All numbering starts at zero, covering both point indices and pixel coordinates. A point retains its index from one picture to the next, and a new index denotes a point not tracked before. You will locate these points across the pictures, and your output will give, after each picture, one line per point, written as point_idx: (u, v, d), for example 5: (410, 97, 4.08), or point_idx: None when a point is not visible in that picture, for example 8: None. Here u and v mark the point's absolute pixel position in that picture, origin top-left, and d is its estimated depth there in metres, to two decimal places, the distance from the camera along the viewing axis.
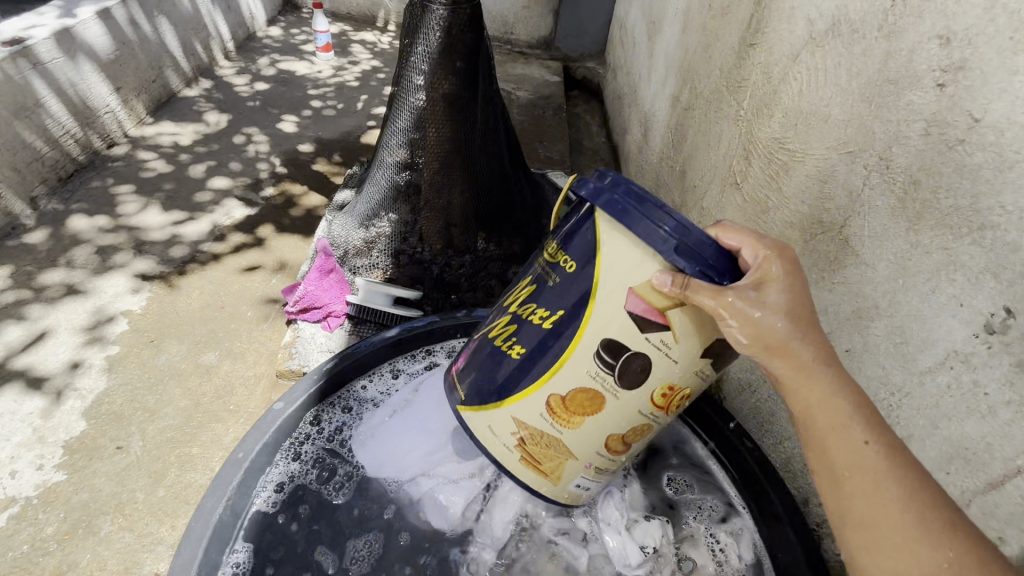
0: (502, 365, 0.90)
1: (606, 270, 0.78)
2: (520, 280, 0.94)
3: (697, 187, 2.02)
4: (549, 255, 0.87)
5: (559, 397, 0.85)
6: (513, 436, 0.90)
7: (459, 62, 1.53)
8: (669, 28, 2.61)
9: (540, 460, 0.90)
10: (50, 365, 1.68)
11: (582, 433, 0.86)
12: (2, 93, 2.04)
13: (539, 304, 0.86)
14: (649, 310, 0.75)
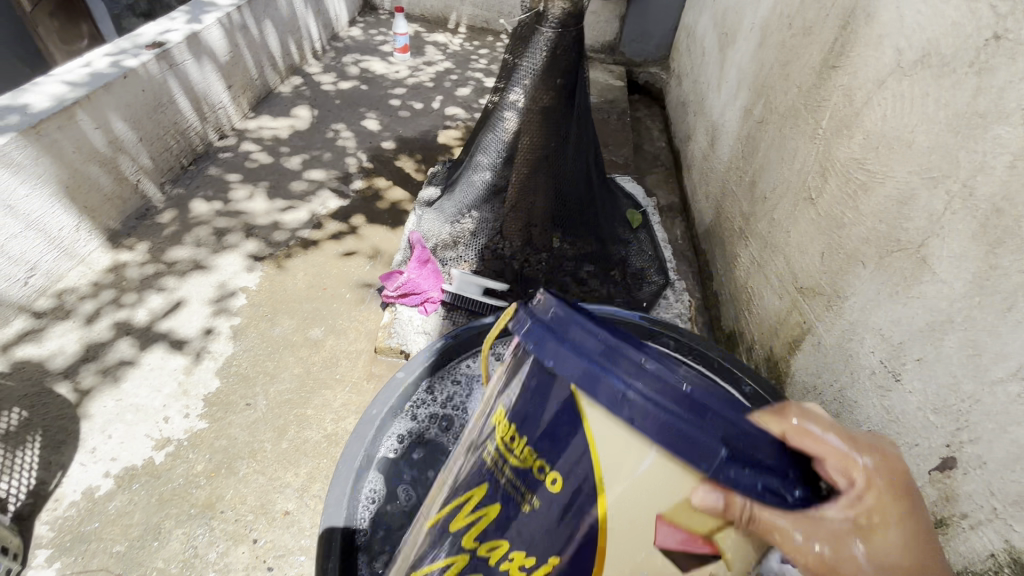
0: None
1: (606, 494, 0.57)
2: (469, 487, 0.71)
3: (768, 199, 2.12)
4: (515, 457, 0.65)
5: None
6: None
7: (559, 79, 1.69)
8: (743, 41, 2.69)
9: None
10: (187, 329, 1.95)
11: None
12: (146, 90, 2.33)
13: (515, 545, 0.64)
14: (686, 544, 0.53)
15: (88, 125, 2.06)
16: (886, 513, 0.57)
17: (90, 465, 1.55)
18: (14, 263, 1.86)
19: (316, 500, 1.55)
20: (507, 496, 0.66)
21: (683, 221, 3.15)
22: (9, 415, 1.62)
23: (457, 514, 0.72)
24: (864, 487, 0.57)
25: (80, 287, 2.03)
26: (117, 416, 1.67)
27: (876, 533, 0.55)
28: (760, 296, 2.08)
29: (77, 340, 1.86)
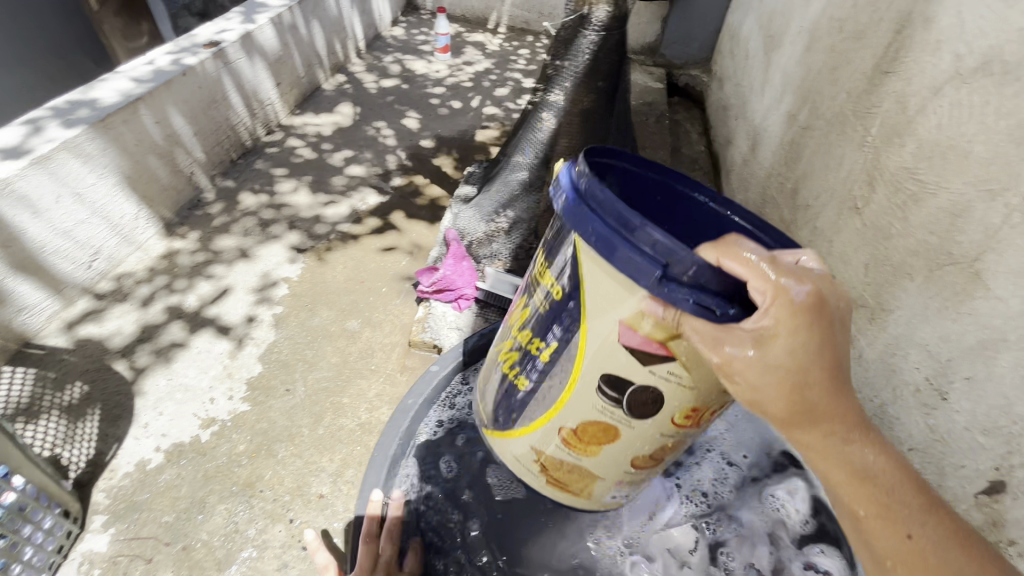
0: (512, 396, 0.98)
1: (593, 302, 0.79)
2: (519, 300, 1.00)
3: (810, 207, 2.08)
4: (541, 274, 0.91)
5: (569, 430, 0.89)
6: (535, 462, 0.97)
7: (600, 82, 1.70)
8: (790, 44, 2.62)
9: (566, 483, 0.98)
10: (233, 316, 2.04)
11: (601, 459, 0.91)
12: (202, 87, 2.45)
13: (536, 335, 0.91)
14: (646, 342, 0.75)
15: (149, 119, 2.18)
16: (794, 320, 0.63)
17: (141, 440, 1.65)
18: (81, 248, 1.99)
19: (349, 485, 1.61)
20: (539, 301, 0.91)
21: None
22: (72, 389, 1.74)
23: (516, 315, 1.00)
24: (772, 300, 0.63)
25: (137, 272, 2.16)
26: (167, 395, 1.77)
27: (777, 339, 0.64)
28: None
29: (134, 321, 1.97)
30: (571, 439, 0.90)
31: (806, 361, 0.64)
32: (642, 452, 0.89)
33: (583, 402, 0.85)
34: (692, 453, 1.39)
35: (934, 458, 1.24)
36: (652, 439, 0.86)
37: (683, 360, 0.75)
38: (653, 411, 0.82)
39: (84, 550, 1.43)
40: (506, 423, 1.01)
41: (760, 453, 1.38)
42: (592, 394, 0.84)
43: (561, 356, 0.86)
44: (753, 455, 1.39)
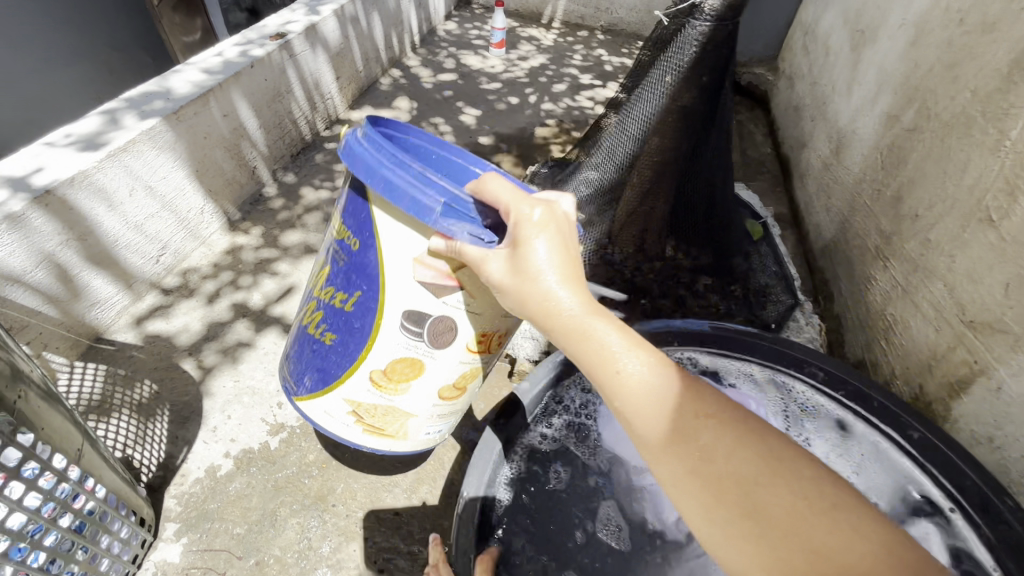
0: (321, 350, 1.16)
1: (388, 253, 0.99)
2: (319, 265, 1.18)
3: (920, 216, 1.89)
4: (340, 234, 1.08)
5: (380, 370, 1.10)
6: (348, 410, 1.20)
7: (705, 77, 1.61)
8: (888, 39, 2.42)
9: (382, 425, 1.21)
10: (298, 316, 1.98)
11: (407, 396, 1.15)
12: (269, 80, 2.40)
13: (338, 290, 1.10)
14: (442, 277, 0.97)
15: (218, 112, 2.14)
16: (534, 230, 0.84)
17: (211, 444, 1.59)
18: (150, 242, 1.95)
19: (424, 503, 1.52)
20: (339, 263, 1.09)
21: (794, 233, 2.90)
22: (141, 388, 1.70)
23: (320, 281, 1.17)
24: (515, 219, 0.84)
25: (202, 267, 2.12)
26: (235, 397, 1.71)
27: (525, 247, 0.83)
28: (906, 325, 1.84)
29: (200, 318, 1.92)
30: (384, 376, 1.11)
31: (542, 263, 0.83)
32: (448, 381, 1.14)
33: (385, 347, 1.07)
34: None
35: None
36: (449, 366, 1.11)
37: (467, 291, 0.99)
38: (449, 340, 1.05)
39: (157, 560, 1.37)
40: (323, 378, 1.18)
41: (890, 500, 1.29)
42: (397, 335, 1.05)
43: (363, 307, 1.06)
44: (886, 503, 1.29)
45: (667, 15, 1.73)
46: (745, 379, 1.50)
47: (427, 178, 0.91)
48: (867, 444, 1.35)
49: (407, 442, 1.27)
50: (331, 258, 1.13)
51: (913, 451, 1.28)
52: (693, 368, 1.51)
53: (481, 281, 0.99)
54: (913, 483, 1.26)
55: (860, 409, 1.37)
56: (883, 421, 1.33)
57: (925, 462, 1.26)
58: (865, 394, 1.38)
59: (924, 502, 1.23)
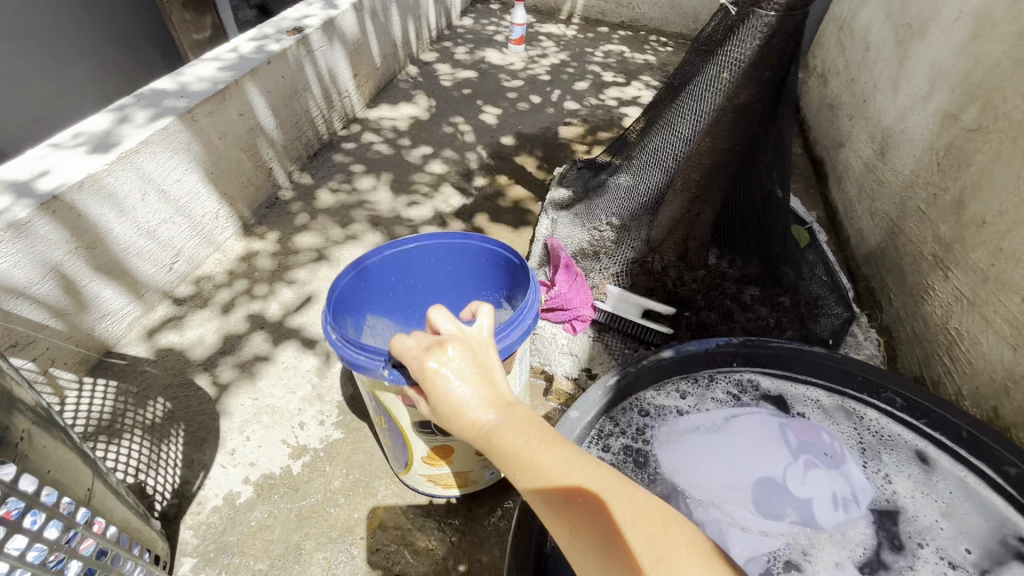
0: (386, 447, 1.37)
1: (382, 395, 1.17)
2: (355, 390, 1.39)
3: (990, 224, 1.74)
4: None
5: (422, 454, 1.27)
6: (425, 482, 1.38)
7: (768, 72, 1.47)
8: (942, 33, 2.27)
9: (452, 484, 1.38)
10: (318, 328, 1.86)
11: (458, 462, 1.31)
12: (285, 77, 2.29)
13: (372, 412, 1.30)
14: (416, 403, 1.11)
15: (234, 110, 2.03)
16: (437, 366, 0.85)
17: (229, 469, 1.48)
18: (162, 248, 1.85)
19: (459, 536, 1.40)
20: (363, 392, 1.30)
21: (832, 238, 2.76)
22: (154, 406, 1.59)
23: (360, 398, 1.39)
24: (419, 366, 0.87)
25: (216, 275, 2.00)
26: (253, 417, 1.60)
27: (436, 386, 0.85)
28: (975, 341, 1.70)
29: (215, 330, 1.81)
30: (430, 460, 1.29)
31: (446, 401, 0.84)
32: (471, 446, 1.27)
33: (417, 440, 1.24)
34: (900, 552, 1.11)
35: None
36: None
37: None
38: None
39: None
40: (395, 460, 1.39)
41: (983, 545, 1.12)
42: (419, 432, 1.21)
43: (388, 418, 1.24)
44: (979, 550, 1.12)
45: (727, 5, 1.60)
46: (812, 406, 1.35)
47: (376, 350, 1.06)
48: (953, 479, 1.21)
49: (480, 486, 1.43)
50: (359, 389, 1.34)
51: (1010, 489, 1.14)
52: (755, 392, 1.37)
53: None
54: (1009, 526, 1.12)
55: (945, 440, 1.24)
56: (971, 452, 1.20)
57: (1023, 500, 1.12)
58: (951, 423, 1.24)
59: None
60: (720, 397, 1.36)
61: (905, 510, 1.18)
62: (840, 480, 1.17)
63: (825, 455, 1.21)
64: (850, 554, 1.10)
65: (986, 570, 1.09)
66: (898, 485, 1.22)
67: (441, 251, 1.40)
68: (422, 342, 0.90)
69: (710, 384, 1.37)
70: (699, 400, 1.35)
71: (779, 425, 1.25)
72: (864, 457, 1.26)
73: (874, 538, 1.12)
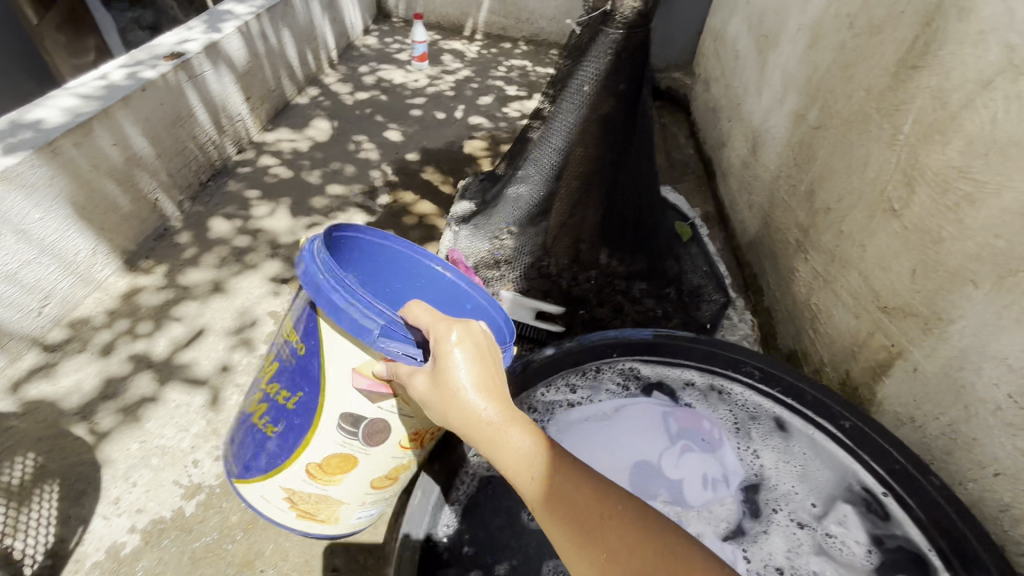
0: (264, 441, 1.18)
1: (330, 364, 1.03)
2: (269, 360, 1.23)
3: (833, 211, 1.97)
4: (288, 334, 1.14)
5: (315, 464, 1.12)
6: (287, 496, 1.20)
7: (622, 85, 1.63)
8: (789, 43, 2.56)
9: (317, 511, 1.22)
10: (212, 361, 1.81)
11: (344, 485, 1.16)
12: (164, 104, 2.20)
13: (282, 387, 1.14)
14: (372, 385, 1.01)
15: (105, 140, 1.93)
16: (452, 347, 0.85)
17: (112, 520, 1.40)
18: (28, 292, 1.73)
19: (366, 554, 1.40)
20: (285, 363, 1.13)
21: (722, 231, 3.00)
22: (22, 463, 1.48)
23: (264, 375, 1.21)
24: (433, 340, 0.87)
25: (95, 316, 1.90)
26: (141, 460, 1.53)
27: (446, 365, 0.84)
28: (829, 314, 1.92)
29: (95, 374, 1.72)
30: (318, 476, 1.14)
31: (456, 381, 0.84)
32: (375, 475, 1.16)
33: (321, 446, 1.09)
34: (757, 518, 1.24)
35: None
36: (382, 460, 1.13)
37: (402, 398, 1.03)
38: (382, 440, 1.09)
39: None
40: (261, 470, 1.21)
41: (827, 497, 1.26)
42: (332, 434, 1.07)
43: (303, 404, 1.09)
44: (823, 503, 1.25)
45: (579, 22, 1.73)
46: (690, 390, 1.47)
47: (368, 300, 0.96)
48: (805, 440, 1.34)
49: (338, 529, 1.28)
50: (278, 354, 1.18)
51: (846, 440, 1.29)
52: (638, 380, 1.48)
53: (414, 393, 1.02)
54: (849, 474, 1.26)
55: (795, 403, 1.37)
56: (815, 412, 1.35)
57: (858, 449, 1.28)
58: (799, 388, 1.39)
59: (861, 491, 1.24)
60: (611, 387, 1.46)
61: (768, 480, 1.30)
62: (712, 463, 1.29)
63: (701, 440, 1.33)
64: (715, 528, 1.21)
65: (826, 516, 1.23)
66: (763, 458, 1.34)
67: (408, 266, 1.22)
68: (437, 319, 0.90)
69: (598, 375, 1.46)
70: (589, 392, 1.44)
71: (663, 413, 1.36)
72: (734, 433, 1.38)
73: (737, 511, 1.24)
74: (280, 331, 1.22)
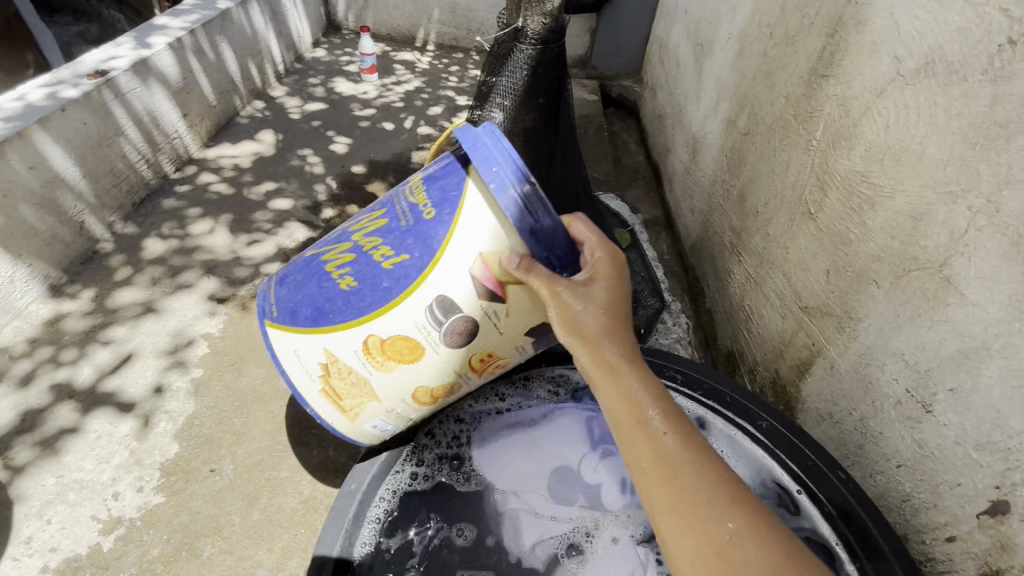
0: (333, 291, 1.10)
1: (458, 238, 1.03)
2: (374, 212, 1.16)
3: (761, 214, 2.04)
4: (417, 196, 1.10)
5: (378, 339, 1.07)
6: (320, 363, 1.11)
7: (540, 98, 1.69)
8: (721, 51, 2.64)
9: (343, 393, 1.14)
10: (139, 387, 1.76)
11: (391, 375, 1.10)
12: (88, 124, 2.14)
13: (384, 244, 1.08)
14: (491, 279, 1.02)
15: (20, 165, 1.87)
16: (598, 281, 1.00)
17: (23, 561, 1.38)
18: None
19: None
20: (398, 223, 1.09)
21: (668, 235, 3.07)
22: None
23: (362, 225, 1.15)
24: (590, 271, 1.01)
25: (14, 346, 1.84)
26: (57, 496, 1.50)
27: (595, 290, 0.98)
28: (760, 315, 1.98)
29: (12, 408, 1.68)
30: (371, 353, 1.08)
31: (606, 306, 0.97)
32: (426, 381, 1.12)
33: (402, 322, 1.06)
34: None
35: (925, 475, 1.17)
36: (441, 369, 1.10)
37: (508, 306, 1.04)
38: (459, 342, 1.08)
39: None
40: (313, 318, 1.11)
41: None
42: (417, 312, 1.05)
43: (405, 271, 1.05)
44: None
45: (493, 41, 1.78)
46: None
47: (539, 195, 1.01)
48: (724, 439, 1.36)
49: (347, 425, 1.18)
50: (391, 212, 1.12)
51: (764, 439, 1.32)
52: (569, 386, 1.40)
53: (519, 303, 1.04)
54: (765, 470, 1.29)
55: (716, 405, 1.40)
56: (735, 413, 1.38)
57: (774, 447, 1.31)
58: (719, 391, 1.43)
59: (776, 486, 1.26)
60: (540, 396, 1.39)
61: None
62: None
63: None
64: (631, 531, 1.16)
65: None
66: None
67: None
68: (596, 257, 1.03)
69: (528, 385, 1.40)
70: (519, 400, 1.38)
71: (588, 418, 1.33)
72: None
73: None
74: (396, 189, 1.18)
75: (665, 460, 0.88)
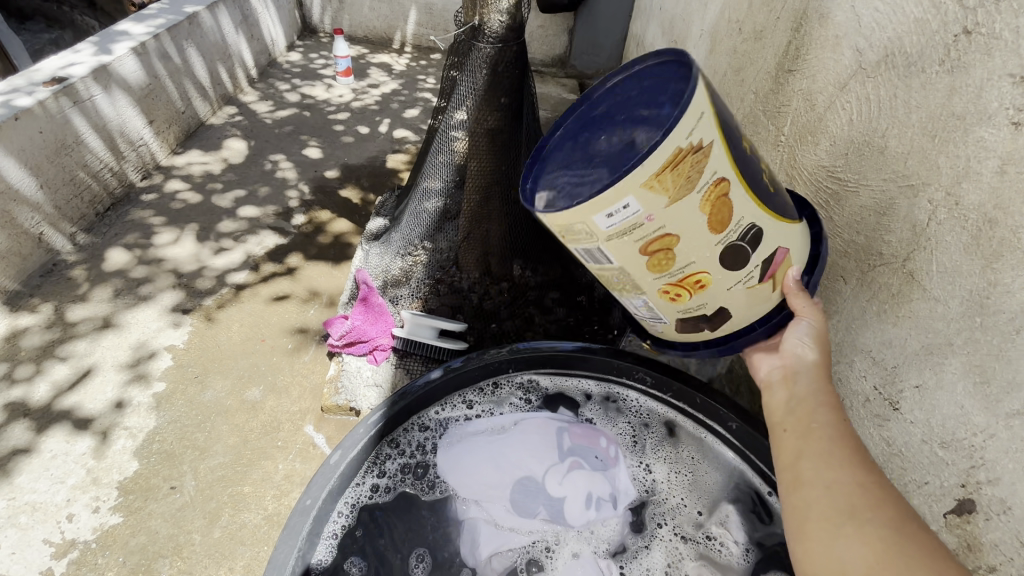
0: (738, 134, 0.80)
1: (790, 229, 0.92)
2: None
3: None
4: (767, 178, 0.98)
5: (727, 189, 0.77)
6: (701, 138, 0.72)
7: (503, 98, 1.65)
8: (695, 48, 2.62)
9: (675, 170, 0.72)
10: (98, 403, 1.71)
11: (684, 214, 0.77)
12: (44, 133, 2.09)
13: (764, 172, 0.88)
14: (779, 265, 0.91)
15: None
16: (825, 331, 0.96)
17: None
18: None
19: None
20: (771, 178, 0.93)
21: None
22: None
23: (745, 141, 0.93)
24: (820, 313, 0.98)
25: None
26: (9, 519, 1.45)
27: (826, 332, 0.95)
28: None
29: None
30: (714, 187, 0.77)
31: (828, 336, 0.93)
32: (680, 247, 0.81)
33: (751, 210, 0.82)
34: (639, 532, 1.12)
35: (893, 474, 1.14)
36: (692, 256, 0.82)
37: (767, 288, 0.91)
38: (727, 258, 0.84)
39: None
40: (722, 116, 0.77)
41: (711, 500, 1.16)
42: (750, 215, 0.82)
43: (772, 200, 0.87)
44: (709, 509, 1.15)
45: (454, 38, 1.75)
46: (587, 401, 1.33)
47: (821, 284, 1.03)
48: (695, 445, 1.25)
49: (620, 178, 0.71)
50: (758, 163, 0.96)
51: (735, 441, 1.21)
52: (538, 393, 1.35)
53: (766, 301, 0.93)
54: (739, 475, 1.19)
55: (687, 407, 1.28)
56: (704, 415, 1.26)
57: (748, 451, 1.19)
58: (690, 391, 1.29)
59: (746, 490, 1.16)
60: (512, 403, 1.32)
61: (658, 494, 1.18)
62: (600, 480, 1.17)
63: (594, 457, 1.20)
64: (594, 548, 1.09)
65: (710, 522, 1.13)
66: (657, 472, 1.21)
67: None
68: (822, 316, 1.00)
69: (496, 391, 1.34)
70: (488, 408, 1.31)
71: (558, 428, 1.24)
72: (630, 447, 1.25)
73: (620, 529, 1.11)
74: None
75: (833, 422, 0.79)
